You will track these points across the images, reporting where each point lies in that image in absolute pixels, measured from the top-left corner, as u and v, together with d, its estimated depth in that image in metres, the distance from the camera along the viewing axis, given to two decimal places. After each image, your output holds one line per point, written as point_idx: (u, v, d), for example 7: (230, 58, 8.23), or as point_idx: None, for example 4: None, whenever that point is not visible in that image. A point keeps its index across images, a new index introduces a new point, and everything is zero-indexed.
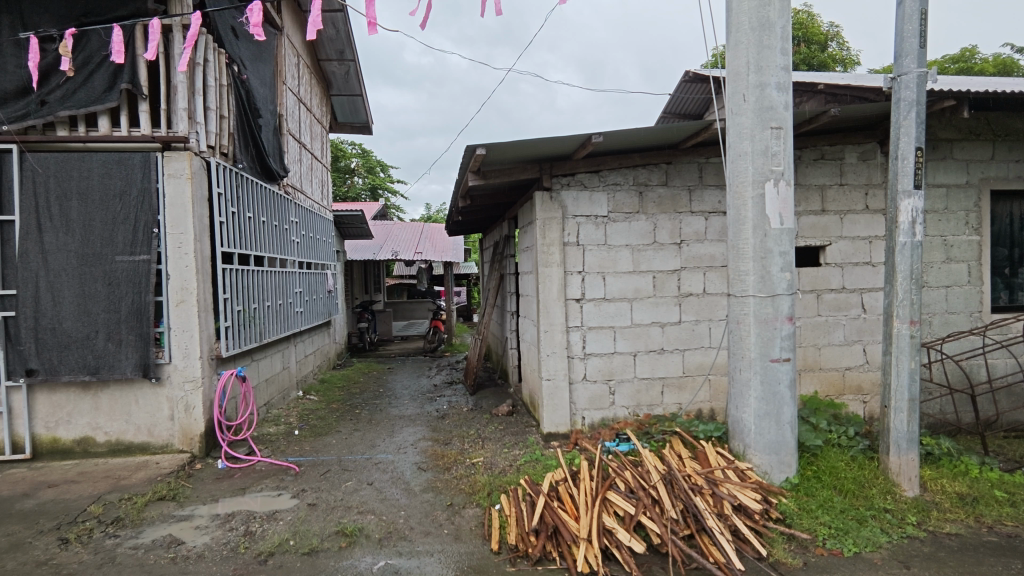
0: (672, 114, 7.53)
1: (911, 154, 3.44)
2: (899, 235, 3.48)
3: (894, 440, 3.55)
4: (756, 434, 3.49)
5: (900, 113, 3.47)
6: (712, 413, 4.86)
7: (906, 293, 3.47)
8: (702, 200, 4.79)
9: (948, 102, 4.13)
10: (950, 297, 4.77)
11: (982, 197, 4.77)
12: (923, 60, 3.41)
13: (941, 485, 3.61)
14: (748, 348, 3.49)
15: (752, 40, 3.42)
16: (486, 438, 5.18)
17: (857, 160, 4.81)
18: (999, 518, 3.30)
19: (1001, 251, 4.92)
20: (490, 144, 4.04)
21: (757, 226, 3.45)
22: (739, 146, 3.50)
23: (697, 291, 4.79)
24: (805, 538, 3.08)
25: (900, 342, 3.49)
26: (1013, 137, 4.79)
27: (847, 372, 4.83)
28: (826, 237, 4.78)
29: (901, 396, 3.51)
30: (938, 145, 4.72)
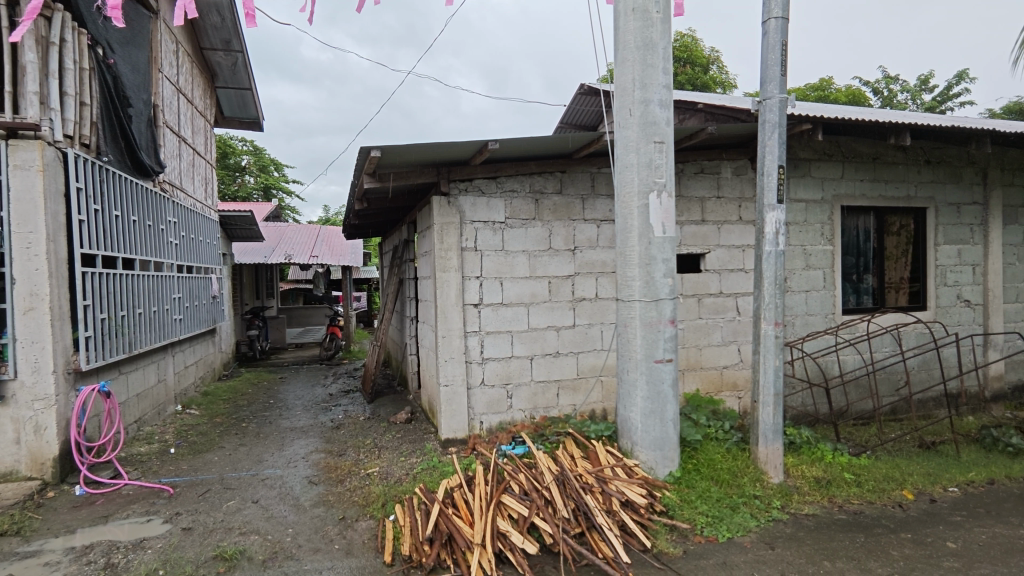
0: (568, 125, 7.77)
1: (775, 171, 3.79)
2: (764, 244, 3.82)
3: (762, 431, 3.89)
4: (642, 431, 3.69)
5: (765, 133, 3.82)
6: (604, 413, 5.05)
7: (771, 297, 3.81)
8: (594, 208, 4.98)
9: (805, 126, 4.60)
10: (809, 300, 5.31)
11: (834, 212, 5.36)
12: (784, 87, 3.78)
13: (801, 471, 4.01)
14: (635, 350, 3.68)
15: (637, 58, 3.61)
16: (383, 447, 5.04)
17: (731, 175, 5.23)
18: (849, 497, 3.71)
19: (850, 260, 5.55)
20: (386, 146, 3.95)
21: (641, 234, 3.65)
22: (625, 158, 3.68)
23: (590, 296, 4.98)
24: (685, 528, 3.28)
25: (767, 342, 3.83)
26: (859, 159, 5.42)
27: (724, 370, 5.22)
28: (706, 246, 5.15)
29: (768, 391, 3.84)
30: (799, 164, 5.25)
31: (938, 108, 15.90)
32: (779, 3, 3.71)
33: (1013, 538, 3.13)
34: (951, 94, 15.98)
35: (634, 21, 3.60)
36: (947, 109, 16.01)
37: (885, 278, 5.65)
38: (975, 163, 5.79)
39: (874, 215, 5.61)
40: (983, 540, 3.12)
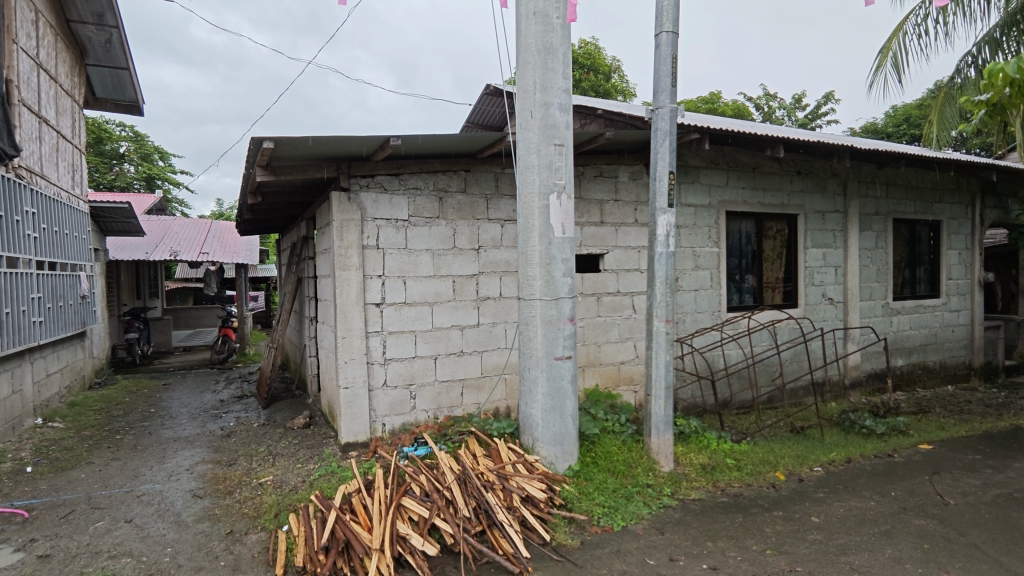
0: (475, 125, 7.78)
1: (666, 177, 4.00)
2: (657, 246, 4.03)
3: (654, 423, 4.10)
4: (542, 427, 3.77)
5: (658, 140, 4.02)
6: (508, 411, 5.11)
7: (663, 295, 4.03)
8: (498, 208, 5.02)
9: (693, 135, 4.91)
10: (698, 299, 5.68)
11: (719, 216, 5.76)
12: (674, 97, 4.00)
13: (689, 459, 4.28)
14: (536, 348, 3.75)
15: (538, 61, 3.69)
16: (278, 455, 4.78)
17: (628, 180, 5.47)
18: (730, 481, 4.00)
19: (733, 261, 6.00)
20: (280, 138, 3.75)
21: (542, 234, 3.72)
22: (527, 160, 3.75)
23: (494, 295, 5.01)
24: (583, 519, 3.39)
25: (658, 338, 4.04)
26: (741, 168, 5.87)
27: (622, 366, 5.46)
28: (604, 246, 5.35)
29: (659, 385, 4.05)
30: (689, 171, 5.58)
31: (809, 125, 17.64)
32: (670, 18, 3.93)
33: (865, 510, 3.51)
34: (820, 113, 17.76)
35: (536, 25, 3.67)
36: (817, 126, 17.79)
37: (764, 279, 6.15)
38: (837, 176, 6.45)
39: (754, 220, 6.09)
40: (841, 513, 3.47)
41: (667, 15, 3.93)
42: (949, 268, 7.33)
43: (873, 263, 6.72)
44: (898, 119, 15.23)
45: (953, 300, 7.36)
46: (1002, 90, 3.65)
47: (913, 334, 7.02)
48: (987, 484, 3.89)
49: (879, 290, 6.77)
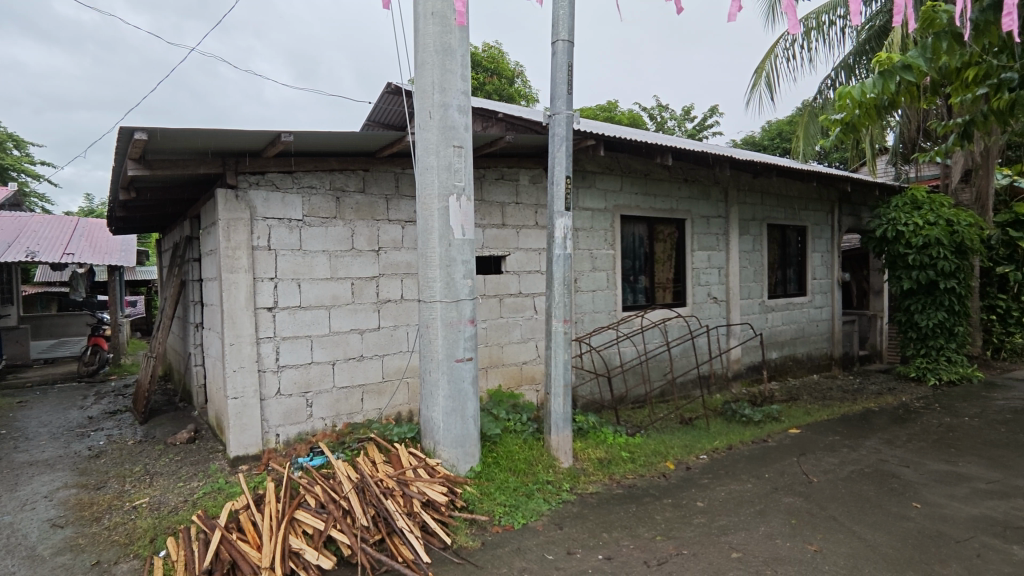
0: (376, 124, 7.58)
1: (563, 181, 4.12)
2: (554, 248, 4.14)
3: (554, 420, 4.21)
4: (444, 430, 3.75)
5: (555, 145, 4.13)
6: (410, 414, 5.03)
7: (561, 296, 4.14)
8: (399, 209, 4.93)
9: (589, 141, 5.10)
10: (595, 299, 5.91)
11: (614, 220, 6.03)
12: (570, 104, 4.13)
13: (587, 454, 4.43)
14: (436, 350, 3.72)
15: (436, 63, 3.67)
16: (156, 474, 4.39)
17: (529, 183, 5.57)
18: (625, 473, 4.19)
19: (627, 262, 6.29)
20: (155, 129, 3.44)
21: (442, 235, 3.70)
22: (425, 161, 3.71)
23: (395, 297, 4.92)
24: (484, 520, 3.40)
25: (557, 337, 4.15)
26: (634, 175, 6.18)
27: (524, 365, 5.55)
28: (505, 249, 5.42)
29: (559, 383, 4.16)
30: (586, 176, 5.79)
31: (697, 136, 18.95)
32: (566, 28, 4.06)
33: (743, 492, 3.81)
34: (707, 125, 19.13)
35: (433, 25, 3.65)
36: (703, 136, 19.13)
37: (656, 279, 6.50)
38: (720, 183, 6.96)
39: (646, 224, 6.43)
40: (723, 496, 3.75)
41: (563, 24, 4.05)
42: (814, 269, 8.14)
43: (750, 265, 7.32)
44: (772, 133, 16.74)
45: (817, 298, 8.19)
46: (852, 110, 4.10)
47: (785, 328, 7.72)
48: (844, 462, 4.35)
49: (756, 289, 7.38)
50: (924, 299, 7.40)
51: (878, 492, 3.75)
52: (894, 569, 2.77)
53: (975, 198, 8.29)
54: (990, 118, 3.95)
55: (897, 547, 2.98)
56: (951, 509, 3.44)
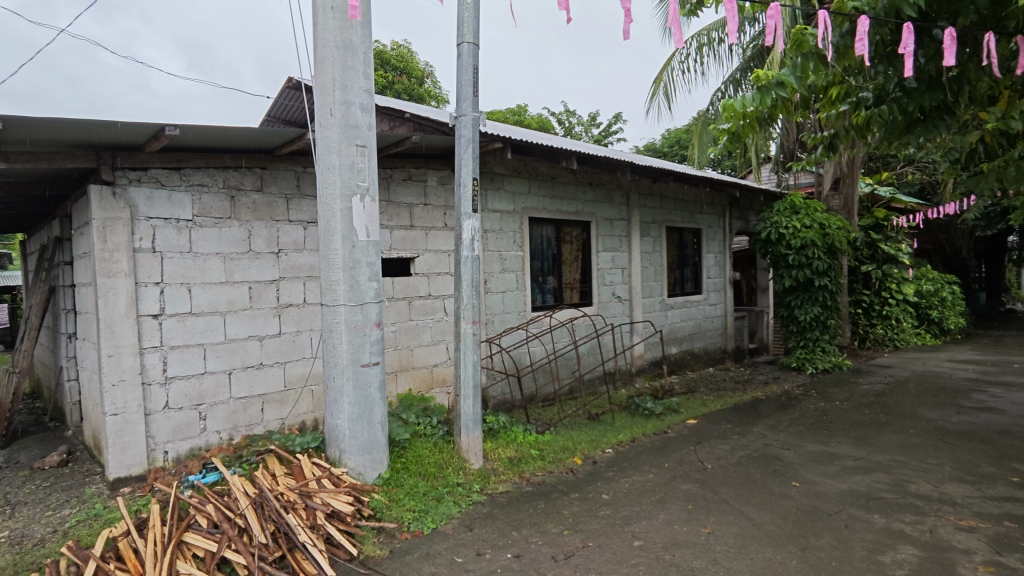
0: (277, 120, 7.23)
1: (470, 183, 4.13)
2: (462, 249, 4.14)
3: (464, 422, 4.20)
4: (349, 438, 3.63)
5: (461, 147, 4.13)
6: (315, 423, 4.82)
7: (469, 298, 4.14)
8: (300, 210, 4.72)
9: (496, 144, 5.16)
10: (505, 300, 5.97)
11: (523, 222, 6.13)
12: (476, 106, 4.15)
13: (497, 454, 4.47)
14: (341, 356, 3.60)
15: (336, 58, 3.55)
16: (19, 503, 3.91)
17: (437, 184, 5.53)
18: (534, 470, 4.26)
19: (536, 264, 6.41)
20: (12, 117, 3.07)
21: (345, 237, 3.59)
22: (326, 160, 3.58)
23: (297, 302, 4.70)
24: (392, 528, 3.32)
25: (466, 339, 4.15)
26: (541, 178, 6.31)
27: (434, 368, 5.50)
28: (414, 250, 5.35)
29: (468, 385, 4.16)
30: (494, 178, 5.84)
31: (602, 142, 19.70)
32: (471, 30, 4.07)
33: (645, 482, 4.00)
34: (611, 132, 19.93)
35: (333, 20, 3.53)
36: (608, 142, 19.94)
37: (563, 280, 6.68)
38: (622, 188, 7.27)
39: (553, 226, 6.59)
40: (626, 488, 3.91)
41: (468, 26, 4.06)
42: (708, 269, 8.69)
43: (651, 265, 7.70)
44: (671, 141, 17.75)
45: (712, 295, 8.75)
46: (736, 122, 4.42)
47: (683, 325, 8.19)
48: (734, 448, 4.68)
49: (657, 288, 7.78)
50: (803, 296, 8.12)
51: (763, 474, 4.06)
52: (777, 544, 3.01)
53: (843, 204, 9.20)
54: (850, 133, 4.40)
55: (779, 524, 3.24)
56: (824, 485, 3.79)
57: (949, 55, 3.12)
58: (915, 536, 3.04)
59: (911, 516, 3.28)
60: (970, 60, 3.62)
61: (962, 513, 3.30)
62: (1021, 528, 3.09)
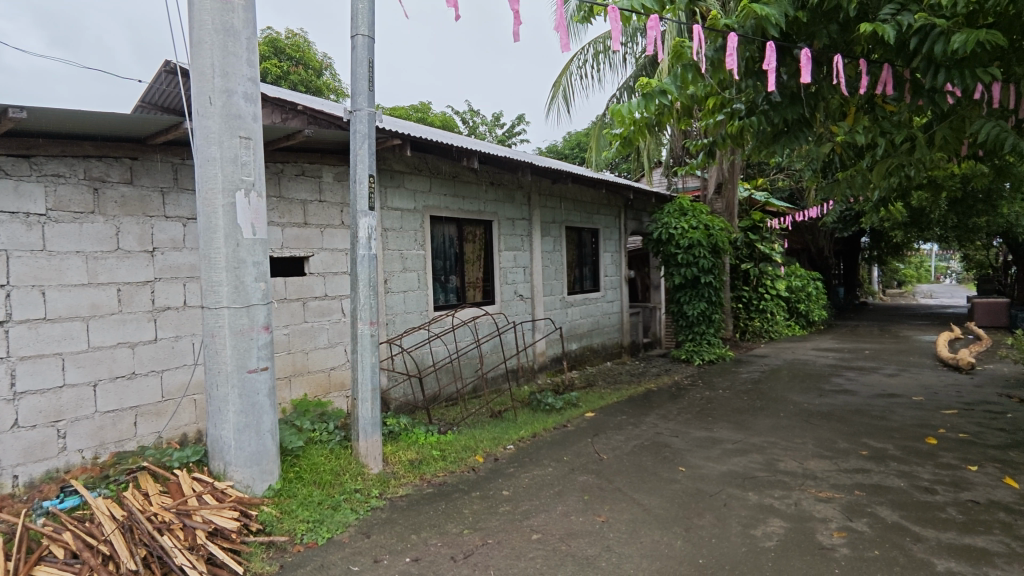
0: (152, 107, 6.62)
1: (366, 180, 4.01)
2: (358, 248, 4.01)
3: (362, 426, 4.07)
4: (235, 449, 3.40)
5: (356, 143, 4.00)
6: (197, 435, 4.48)
7: (366, 298, 4.02)
8: (178, 205, 4.35)
9: (395, 141, 5.05)
10: (406, 300, 5.87)
11: (424, 221, 6.05)
12: (372, 101, 4.03)
13: (397, 457, 4.38)
14: (224, 362, 3.36)
15: (216, 42, 3.31)
16: None
17: (333, 180, 5.32)
18: (435, 471, 4.22)
19: (438, 263, 6.36)
20: None
21: (228, 235, 3.35)
22: (206, 151, 3.32)
23: (175, 304, 4.33)
24: (283, 541, 3.15)
25: (363, 340, 4.02)
26: (442, 177, 6.26)
27: (332, 372, 5.30)
28: (308, 249, 5.11)
29: (366, 387, 4.04)
30: (394, 175, 5.72)
31: (506, 143, 19.96)
32: (365, 23, 3.95)
33: (544, 475, 4.09)
34: (515, 133, 20.24)
35: (212, 1, 3.29)
36: (512, 143, 20.23)
37: (466, 279, 6.67)
38: (522, 188, 7.38)
39: (455, 225, 6.56)
40: (526, 482, 3.98)
41: (363, 18, 3.94)
42: (605, 267, 9.05)
43: (551, 264, 7.89)
44: (572, 144, 18.35)
45: (609, 293, 9.12)
46: (627, 128, 4.65)
47: (583, 321, 8.48)
48: (628, 438, 4.91)
49: (557, 286, 7.99)
50: (691, 292, 8.68)
51: (653, 461, 4.30)
52: (664, 527, 3.19)
53: (725, 206, 9.89)
54: (727, 141, 4.78)
55: (666, 508, 3.43)
56: (707, 468, 4.08)
57: (806, 73, 3.45)
58: (783, 510, 3.34)
59: (779, 492, 3.61)
60: (823, 79, 4.04)
61: (821, 486, 3.67)
62: (868, 495, 3.49)
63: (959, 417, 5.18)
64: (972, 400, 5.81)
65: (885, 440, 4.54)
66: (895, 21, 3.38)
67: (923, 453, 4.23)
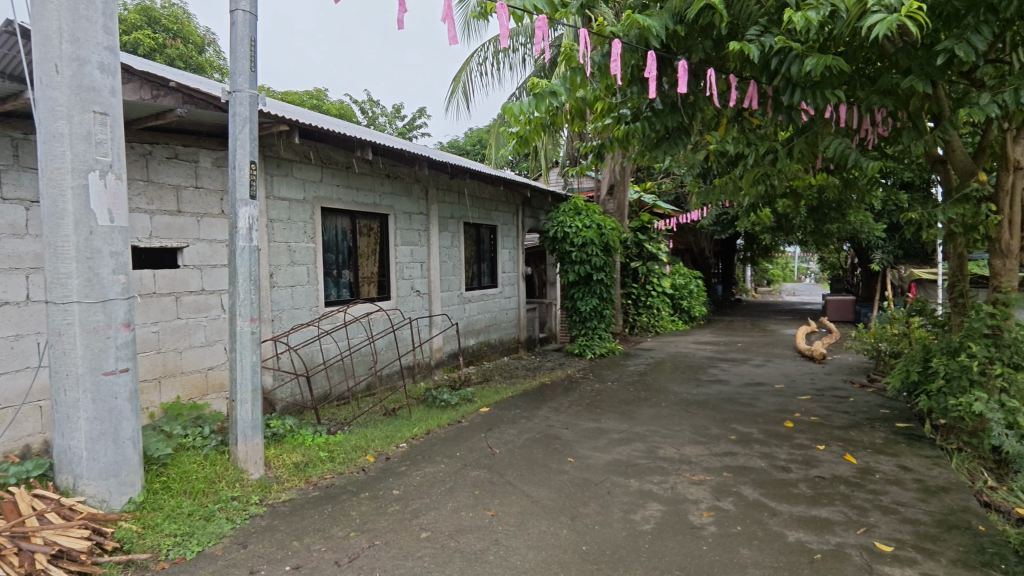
0: None
1: (247, 166, 3.74)
2: (237, 239, 3.73)
3: (240, 429, 3.80)
4: (88, 461, 3.05)
5: (236, 126, 3.72)
6: (43, 447, 3.96)
7: (246, 292, 3.76)
8: (19, 185, 3.82)
9: (282, 127, 4.78)
10: (294, 295, 5.58)
11: (314, 212, 5.78)
12: (254, 83, 3.77)
13: (281, 460, 4.16)
14: (74, 363, 3.00)
15: (64, 3, 2.93)
16: None
17: (212, 166, 4.92)
18: (322, 473, 4.05)
19: (329, 256, 6.11)
20: None
21: (79, 221, 2.99)
22: (51, 126, 2.94)
23: (16, 299, 3.80)
24: (145, 559, 2.86)
25: (242, 338, 3.75)
26: (335, 167, 6.01)
27: (209, 372, 4.91)
28: (182, 239, 4.70)
29: (245, 388, 3.77)
30: (281, 163, 5.41)
31: (407, 135, 19.61)
32: None
33: (436, 472, 4.06)
34: (415, 126, 19.91)
35: None
36: (413, 136, 19.92)
37: (360, 273, 6.46)
38: (420, 182, 7.27)
39: (349, 218, 6.33)
40: (417, 480, 3.93)
41: None
42: (503, 264, 9.15)
43: (449, 259, 7.85)
44: (473, 140, 18.40)
45: (506, 289, 9.23)
46: (523, 127, 4.72)
47: (480, 317, 8.51)
48: (520, 432, 5.00)
49: (455, 281, 7.96)
50: (584, 289, 9.02)
51: (543, 453, 4.41)
52: (551, 517, 3.28)
53: (616, 206, 10.48)
54: (615, 144, 4.99)
55: (554, 498, 3.53)
56: (593, 458, 4.25)
57: (683, 83, 3.67)
58: (660, 494, 3.56)
59: (658, 477, 3.84)
60: (699, 91, 4.33)
61: (695, 470, 3.95)
62: (734, 476, 3.81)
63: (811, 402, 5.80)
64: (822, 387, 6.54)
65: (750, 425, 4.99)
66: (760, 42, 3.68)
67: (781, 435, 4.69)
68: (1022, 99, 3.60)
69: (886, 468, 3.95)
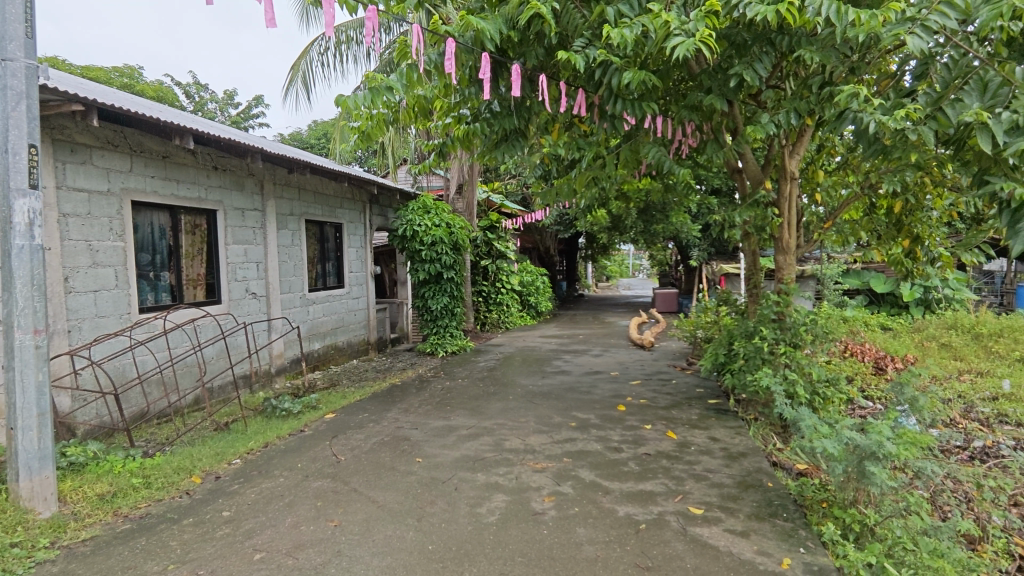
0: None
1: (24, 151, 3.15)
2: (12, 237, 3.13)
3: (22, 463, 3.20)
4: None
5: (7, 102, 3.11)
6: None
7: (28, 300, 3.18)
8: None
9: (75, 106, 4.13)
10: (98, 301, 4.84)
11: (122, 206, 5.07)
12: (32, 53, 3.20)
13: (81, 493, 3.59)
14: None
15: None
16: None
17: None
18: (134, 503, 3.56)
19: (143, 257, 5.41)
20: None
21: None
22: None
23: None
24: None
25: (23, 355, 3.16)
26: (147, 155, 5.31)
27: None
28: None
29: (29, 413, 3.18)
30: (76, 149, 4.66)
31: (241, 125, 18.03)
32: None
33: (274, 488, 3.79)
34: (251, 115, 18.37)
35: None
36: (248, 126, 18.38)
37: (182, 275, 5.79)
38: (252, 176, 6.71)
39: (167, 214, 5.66)
40: (252, 498, 3.63)
41: None
42: (349, 263, 8.81)
43: (290, 259, 7.35)
44: (317, 133, 17.47)
45: (354, 289, 8.90)
46: (365, 121, 4.56)
47: (325, 319, 8.10)
48: (368, 436, 4.85)
49: (296, 283, 7.48)
50: (434, 287, 8.99)
51: (391, 456, 4.32)
52: (397, 520, 3.22)
53: (465, 206, 10.55)
54: (456, 143, 5.07)
55: (400, 501, 3.48)
56: (441, 456, 4.26)
57: (515, 87, 3.77)
58: (506, 485, 3.67)
59: (503, 468, 3.95)
60: (534, 95, 4.51)
61: (538, 458, 4.13)
62: (573, 461, 4.05)
63: (641, 386, 6.38)
64: (651, 372, 7.23)
65: (589, 412, 5.34)
66: (585, 53, 3.93)
67: (615, 419, 5.09)
68: (793, 120, 4.27)
69: (700, 440, 4.48)
